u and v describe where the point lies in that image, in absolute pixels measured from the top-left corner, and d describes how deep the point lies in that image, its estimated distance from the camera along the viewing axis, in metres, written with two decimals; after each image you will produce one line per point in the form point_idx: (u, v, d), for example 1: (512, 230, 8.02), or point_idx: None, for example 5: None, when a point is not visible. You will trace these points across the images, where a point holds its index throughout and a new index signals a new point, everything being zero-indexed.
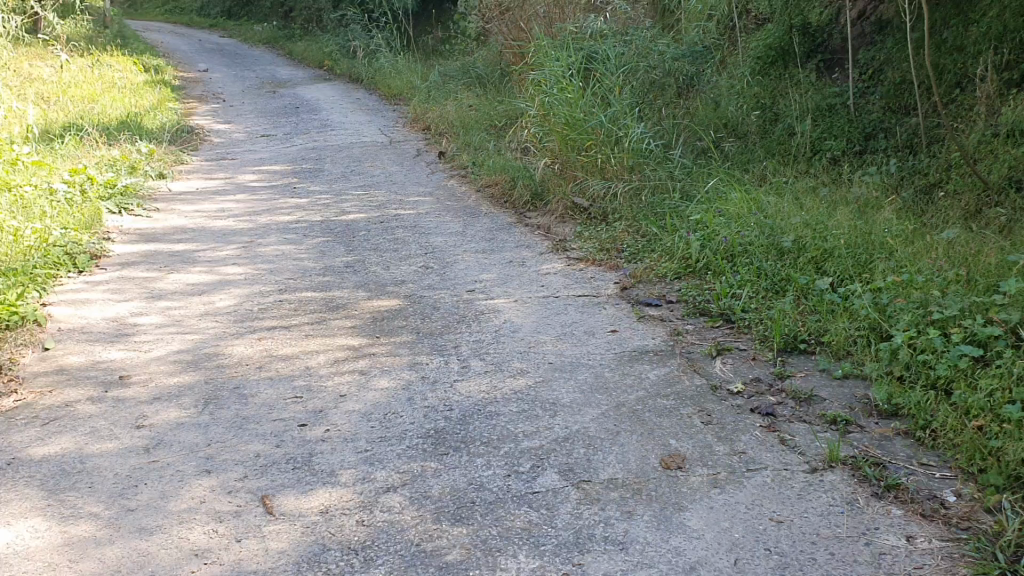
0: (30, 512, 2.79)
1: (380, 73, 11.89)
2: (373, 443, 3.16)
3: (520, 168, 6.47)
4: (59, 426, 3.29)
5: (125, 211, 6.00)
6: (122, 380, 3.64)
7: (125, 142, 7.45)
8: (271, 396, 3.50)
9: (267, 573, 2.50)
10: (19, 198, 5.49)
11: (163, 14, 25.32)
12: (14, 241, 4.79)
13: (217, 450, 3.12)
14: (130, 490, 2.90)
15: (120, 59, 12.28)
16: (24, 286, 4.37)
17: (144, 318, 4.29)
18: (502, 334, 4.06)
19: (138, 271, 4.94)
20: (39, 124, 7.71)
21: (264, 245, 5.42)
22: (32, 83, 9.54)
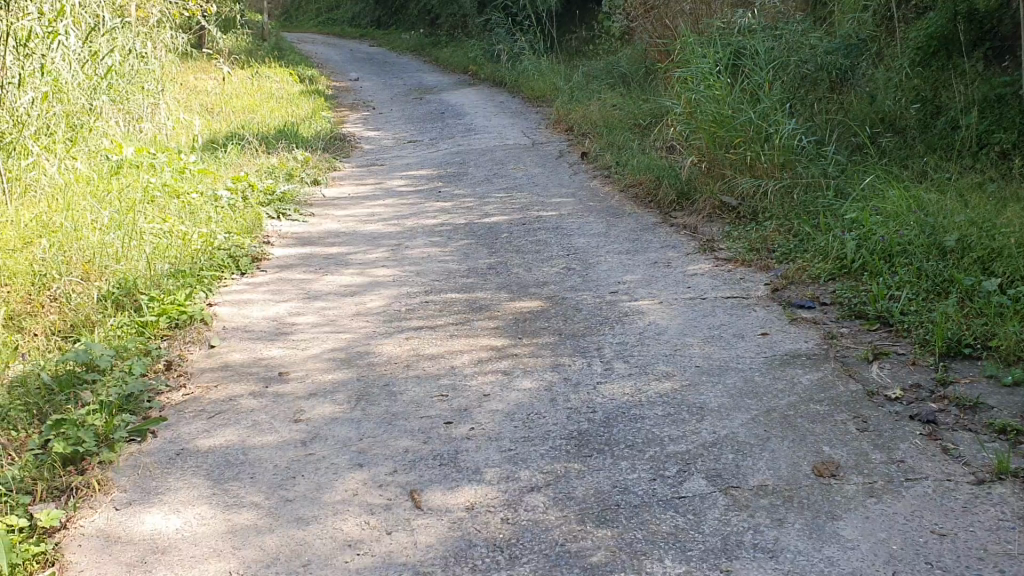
0: (198, 499, 2.96)
1: (524, 75, 11.99)
2: (518, 442, 3.18)
3: (665, 168, 6.40)
4: (224, 419, 3.48)
5: (283, 216, 6.29)
6: (281, 376, 3.81)
7: (283, 151, 7.81)
8: (417, 394, 3.59)
9: (416, 566, 2.56)
10: (187, 204, 5.83)
11: (317, 27, 26.40)
12: (184, 244, 5.10)
13: (368, 445, 3.22)
14: (289, 481, 3.03)
15: (277, 71, 12.89)
16: (192, 287, 4.64)
17: (301, 317, 4.47)
18: (647, 336, 4.02)
19: (296, 273, 5.16)
20: (205, 133, 8.18)
21: (411, 248, 5.56)
22: (198, 96, 10.13)
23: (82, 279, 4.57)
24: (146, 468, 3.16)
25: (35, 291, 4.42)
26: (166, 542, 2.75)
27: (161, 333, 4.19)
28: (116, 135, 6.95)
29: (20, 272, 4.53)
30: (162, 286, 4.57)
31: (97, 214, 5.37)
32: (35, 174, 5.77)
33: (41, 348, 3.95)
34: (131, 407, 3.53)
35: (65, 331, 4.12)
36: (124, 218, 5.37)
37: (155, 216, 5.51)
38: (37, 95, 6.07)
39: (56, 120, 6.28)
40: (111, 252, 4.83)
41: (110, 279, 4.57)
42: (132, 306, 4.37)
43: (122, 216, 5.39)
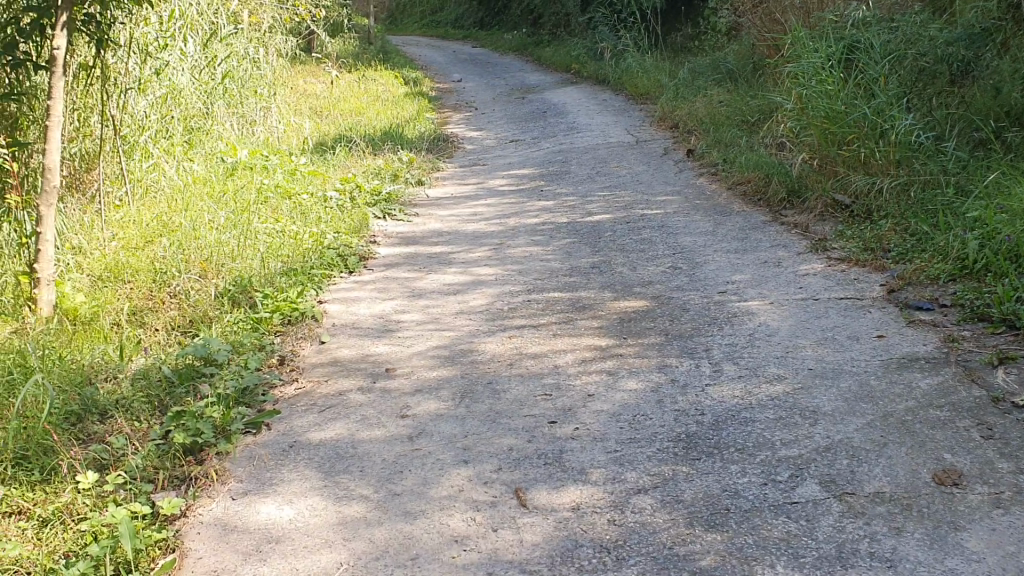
0: (309, 491, 3.03)
1: (628, 73, 11.90)
2: (623, 443, 3.16)
3: (774, 165, 6.26)
4: (334, 413, 3.56)
5: (388, 216, 6.38)
6: (388, 373, 3.88)
7: (389, 151, 7.95)
8: (522, 393, 3.59)
9: (522, 565, 2.56)
10: (298, 205, 5.99)
11: (420, 29, 26.77)
12: (295, 244, 5.25)
13: (473, 442, 3.24)
14: (396, 475, 3.08)
15: (383, 74, 13.12)
16: (303, 285, 4.76)
17: (406, 315, 4.54)
18: (756, 337, 3.93)
19: (401, 272, 5.24)
20: (314, 135, 8.39)
21: (514, 247, 5.59)
22: (307, 99, 10.41)
23: (199, 276, 4.73)
24: (261, 459, 3.26)
25: (156, 288, 4.60)
26: (280, 531, 2.83)
27: (274, 328, 4.31)
28: (230, 137, 7.19)
29: (142, 270, 4.72)
30: (275, 283, 4.70)
31: (214, 214, 5.57)
32: (156, 176, 6.01)
33: (162, 342, 4.12)
34: (246, 400, 3.64)
35: (183, 326, 4.29)
36: (239, 218, 5.55)
37: (268, 216, 5.69)
38: (156, 99, 6.32)
39: (173, 124, 6.53)
40: (227, 251, 4.99)
41: (226, 277, 4.73)
42: (247, 303, 4.51)
43: (237, 216, 5.58)
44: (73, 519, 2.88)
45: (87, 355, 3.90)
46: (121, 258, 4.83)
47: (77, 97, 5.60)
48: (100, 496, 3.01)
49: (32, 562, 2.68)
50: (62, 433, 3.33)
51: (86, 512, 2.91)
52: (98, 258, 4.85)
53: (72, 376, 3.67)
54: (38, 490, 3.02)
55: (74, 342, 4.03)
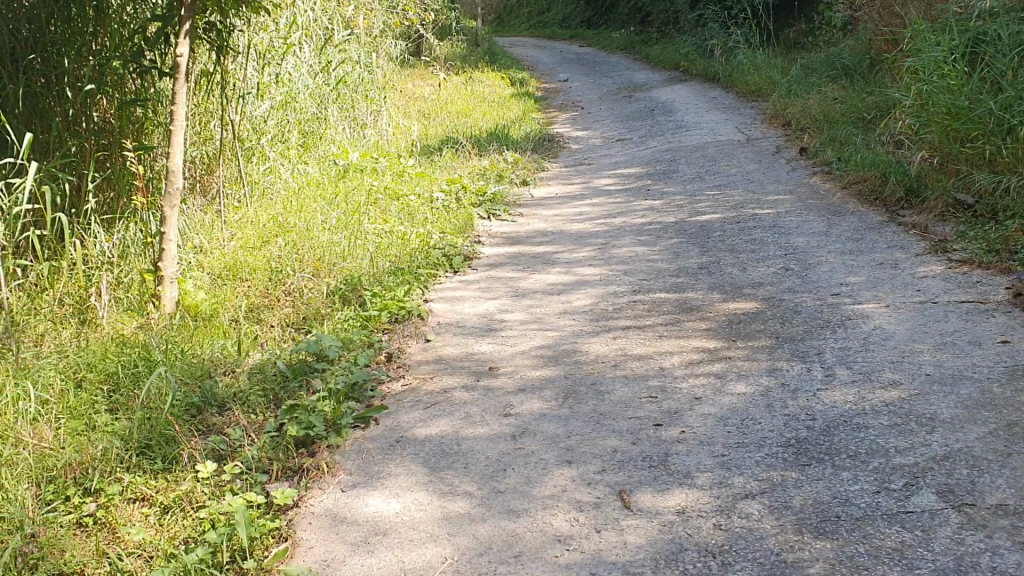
0: (415, 486, 3.09)
1: (737, 70, 11.68)
2: (731, 447, 3.11)
3: (891, 163, 6.05)
4: (438, 409, 3.61)
5: (493, 216, 6.42)
6: (492, 371, 3.92)
7: (495, 152, 8.01)
8: (626, 395, 3.57)
9: (626, 566, 2.55)
10: (406, 206, 6.11)
11: (527, 30, 26.88)
12: (402, 244, 5.36)
13: (577, 443, 3.24)
14: (500, 473, 3.10)
15: (490, 75, 13.24)
16: (410, 283, 4.85)
17: (510, 315, 4.57)
18: (871, 341, 3.81)
19: (505, 271, 5.27)
20: (421, 137, 8.54)
21: (619, 247, 5.56)
22: (416, 101, 10.59)
23: (312, 275, 4.88)
24: (369, 453, 3.33)
25: (271, 286, 4.76)
26: (387, 524, 2.89)
27: (382, 325, 4.40)
28: (342, 141, 7.40)
29: (259, 269, 4.90)
30: (383, 283, 4.81)
31: (326, 215, 5.73)
32: (271, 179, 6.22)
33: (277, 339, 4.26)
34: (356, 395, 3.74)
35: (297, 323, 4.42)
36: (350, 219, 5.71)
37: (377, 217, 5.82)
38: (274, 104, 6.54)
39: (288, 128, 6.74)
40: (338, 251, 5.14)
41: (337, 276, 4.86)
42: (356, 302, 4.62)
43: (348, 217, 5.73)
44: (192, 506, 3.02)
45: (206, 350, 4.06)
46: (239, 257, 5.02)
47: (200, 103, 5.83)
48: (218, 485, 3.13)
49: (154, 547, 2.81)
50: (183, 423, 3.48)
51: (205, 500, 3.04)
52: (218, 257, 5.04)
53: (193, 369, 3.83)
54: (161, 478, 3.17)
55: (195, 336, 4.20)
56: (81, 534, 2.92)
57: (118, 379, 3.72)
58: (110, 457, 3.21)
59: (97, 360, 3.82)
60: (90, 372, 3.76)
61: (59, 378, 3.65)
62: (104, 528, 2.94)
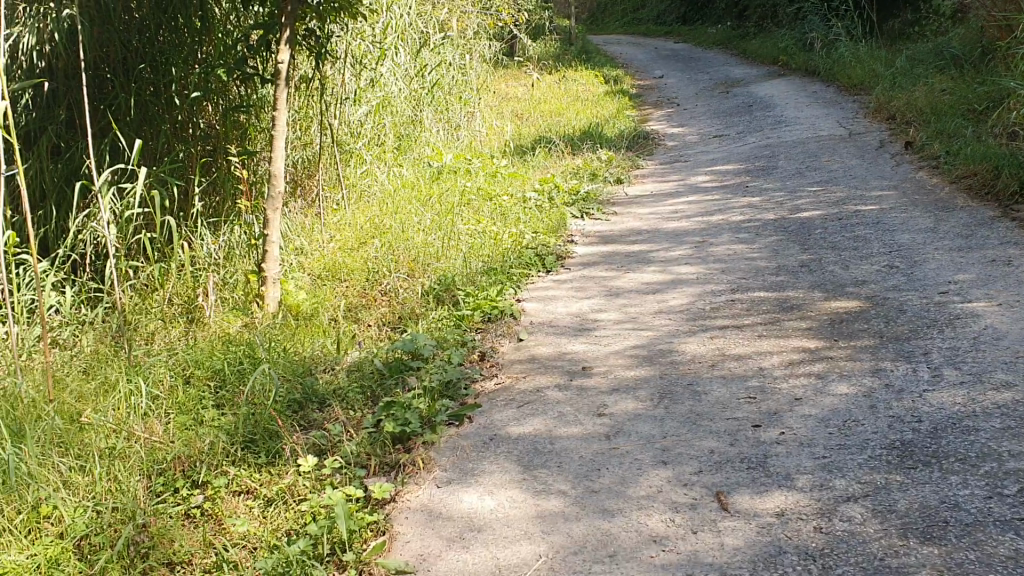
0: (509, 483, 3.11)
1: (838, 63, 11.36)
2: (832, 450, 3.02)
3: (1004, 156, 5.79)
4: (531, 408, 3.62)
5: (586, 215, 6.39)
6: (585, 371, 3.91)
7: (589, 150, 7.98)
8: (723, 395, 3.52)
9: (724, 568, 2.51)
10: (499, 206, 6.15)
11: (622, 28, 26.72)
12: (495, 244, 5.40)
13: (673, 444, 3.21)
14: (594, 473, 3.09)
15: (582, 73, 13.20)
16: (503, 283, 4.88)
17: (604, 314, 4.55)
18: (983, 341, 3.65)
19: (598, 270, 5.25)
20: (514, 137, 8.58)
21: (716, 245, 5.47)
22: (510, 101, 10.64)
23: (407, 275, 4.96)
24: (464, 451, 3.37)
25: (368, 286, 4.86)
26: (481, 521, 2.91)
27: (475, 325, 4.43)
28: (437, 143, 7.50)
29: (356, 270, 5.00)
30: (476, 283, 4.84)
31: (421, 217, 5.81)
32: (368, 181, 6.34)
33: (374, 337, 4.35)
34: (450, 393, 3.77)
35: (393, 322, 4.50)
36: (443, 220, 5.77)
37: (470, 218, 5.88)
38: (371, 108, 6.67)
39: (384, 131, 6.87)
40: (432, 252, 5.21)
41: (431, 276, 4.92)
42: (450, 301, 4.67)
43: (442, 218, 5.80)
44: (293, 499, 3.10)
45: (307, 349, 4.17)
46: (338, 258, 5.14)
47: (300, 108, 5.99)
48: (319, 478, 3.21)
49: (258, 539, 2.90)
50: (285, 419, 3.58)
51: (306, 494, 3.12)
52: (317, 259, 5.17)
53: (294, 367, 3.93)
54: (264, 471, 3.26)
55: (296, 335, 4.31)
56: (189, 525, 3.02)
57: (224, 376, 3.85)
58: (216, 451, 3.33)
59: (205, 357, 3.96)
60: (198, 369, 3.90)
61: (169, 374, 3.79)
62: (211, 519, 3.04)
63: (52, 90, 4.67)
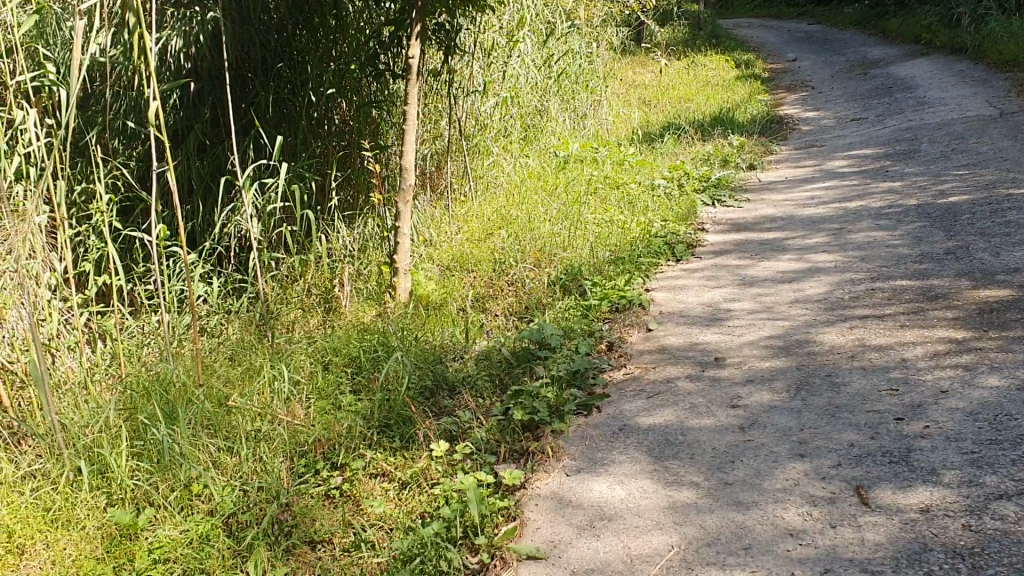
0: (641, 474, 3.09)
1: (988, 40, 10.76)
2: (982, 445, 2.88)
3: None
4: (662, 399, 3.59)
5: (718, 202, 6.26)
6: (718, 362, 3.84)
7: (719, 137, 7.82)
8: (864, 387, 3.40)
9: (865, 564, 2.43)
10: (627, 194, 6.11)
11: (752, 11, 26.08)
12: (623, 233, 5.37)
13: (810, 436, 3.12)
14: (727, 465, 3.04)
15: (712, 58, 12.94)
16: (632, 273, 4.84)
17: (736, 304, 4.46)
18: None
19: (730, 259, 5.14)
20: (642, 124, 8.49)
21: (855, 232, 5.28)
22: (637, 89, 10.53)
23: (534, 265, 4.98)
24: (593, 440, 3.36)
25: (496, 276, 4.90)
26: (613, 510, 2.91)
27: (603, 315, 4.41)
28: (564, 132, 7.51)
29: (484, 260, 5.07)
30: (604, 272, 4.83)
31: (548, 207, 5.82)
32: (496, 172, 6.41)
33: (502, 327, 4.40)
34: (578, 382, 3.77)
35: (521, 312, 4.54)
36: (570, 209, 5.78)
37: (598, 207, 5.86)
38: (498, 100, 6.74)
39: (511, 123, 6.93)
40: (559, 241, 5.22)
41: (558, 266, 4.94)
42: (577, 291, 4.66)
43: (569, 207, 5.80)
44: (427, 483, 3.17)
45: (438, 336, 4.25)
46: (466, 248, 5.22)
47: (430, 101, 6.10)
48: (450, 463, 3.28)
49: (394, 520, 2.98)
50: (418, 405, 3.66)
51: (439, 478, 3.19)
52: (446, 249, 5.26)
53: (426, 354, 4.01)
54: (398, 455, 3.35)
55: (427, 324, 4.40)
56: (330, 505, 3.14)
57: (360, 362, 3.97)
58: (354, 435, 3.44)
59: (342, 345, 4.09)
60: (336, 356, 4.03)
61: (309, 361, 3.94)
62: (350, 500, 3.15)
63: (197, 90, 4.89)
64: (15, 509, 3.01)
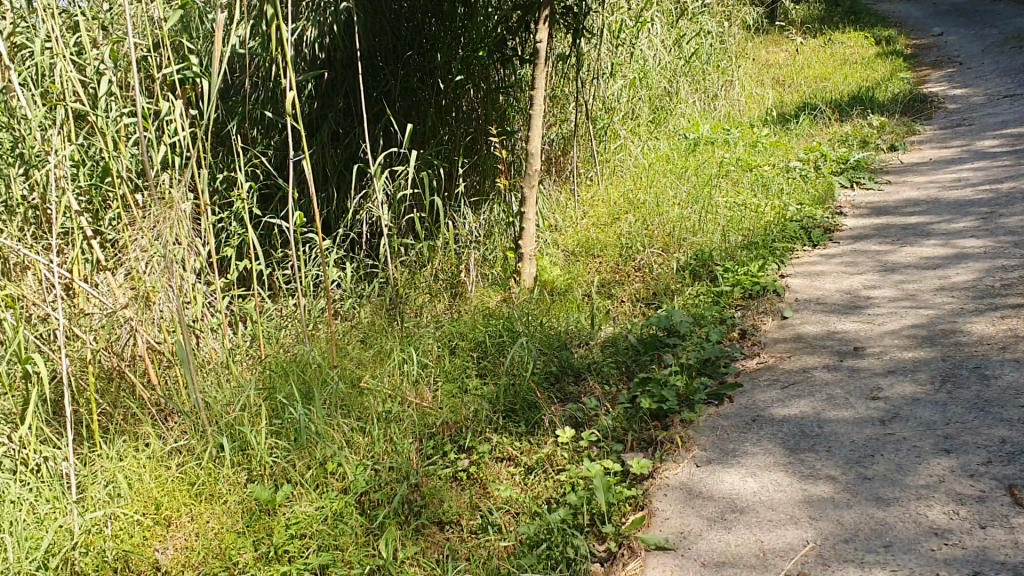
0: (774, 466, 2.99)
1: None
2: None
3: None
4: (797, 390, 3.47)
5: (857, 184, 6.00)
6: (856, 351, 3.68)
7: (858, 117, 7.49)
8: (1017, 380, 3.19)
9: (1018, 568, 2.28)
10: (760, 176, 5.93)
11: None
12: (756, 217, 5.21)
13: (957, 431, 2.95)
14: (867, 459, 2.91)
15: (850, 35, 12.41)
16: (765, 258, 4.68)
17: (877, 291, 4.27)
18: None
19: (871, 244, 4.92)
20: (775, 103, 8.22)
21: (1007, 216, 4.97)
22: (770, 69, 10.20)
23: (662, 251, 4.90)
24: (724, 431, 3.28)
25: (623, 262, 4.84)
26: (744, 502, 2.83)
27: (735, 301, 4.28)
28: (693, 114, 7.36)
29: (611, 245, 5.02)
30: (736, 258, 4.69)
31: (676, 191, 5.71)
32: (623, 156, 6.32)
33: (629, 313, 4.34)
34: (708, 371, 3.68)
35: (649, 298, 4.47)
36: (700, 192, 5.65)
37: (729, 190, 5.72)
38: (626, 82, 6.65)
39: (639, 106, 6.83)
40: (688, 225, 5.11)
41: (687, 251, 4.83)
42: (708, 277, 4.55)
43: (699, 191, 5.67)
44: (553, 469, 3.17)
45: (564, 322, 4.23)
46: (592, 234, 5.18)
47: (557, 85, 6.07)
48: (577, 450, 3.26)
49: (521, 504, 2.99)
50: (545, 391, 3.66)
51: (565, 464, 3.18)
52: (572, 235, 5.24)
53: (552, 339, 3.99)
54: (524, 440, 3.35)
55: (553, 309, 4.38)
56: (457, 487, 3.17)
57: (486, 347, 3.99)
58: (481, 419, 3.47)
59: (468, 330, 4.11)
60: (462, 340, 4.06)
61: (436, 345, 3.99)
62: (476, 483, 3.18)
63: (331, 80, 5.01)
64: (163, 482, 3.15)
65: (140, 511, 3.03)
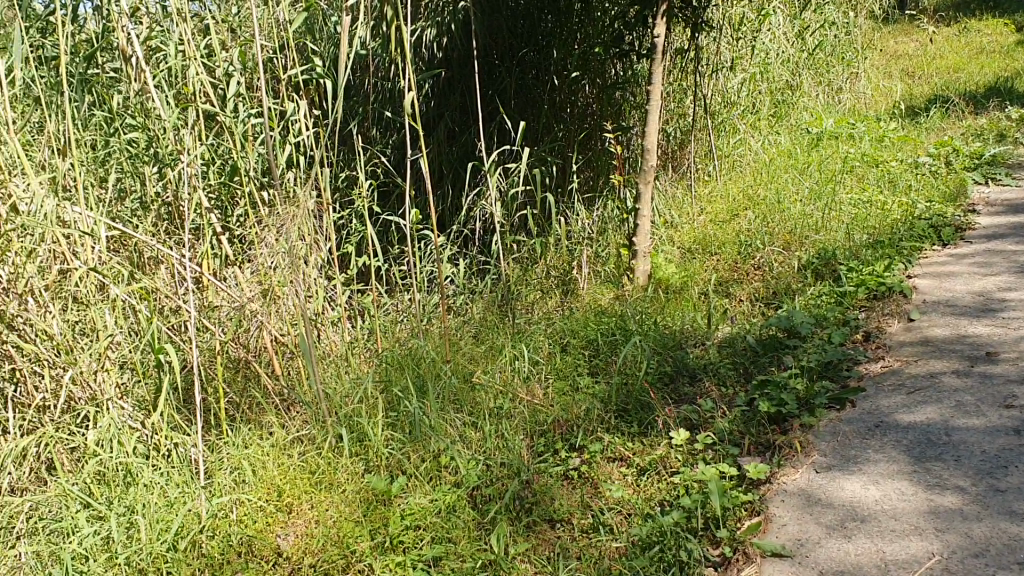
0: (898, 474, 2.87)
1: None
2: None
3: None
4: (924, 396, 3.32)
5: (992, 180, 5.70)
6: (989, 357, 3.50)
7: (995, 109, 7.11)
8: None
9: None
10: (886, 172, 5.70)
11: None
12: (882, 215, 5.01)
13: None
14: (999, 471, 2.77)
15: (986, 22, 11.80)
16: (892, 257, 4.50)
17: (1013, 294, 4.05)
18: None
19: (1007, 244, 4.67)
20: (904, 95, 7.89)
21: None
22: (900, 59, 9.78)
23: (783, 249, 4.76)
24: (845, 436, 3.17)
25: (741, 259, 4.73)
26: (866, 511, 2.73)
27: (859, 302, 4.13)
28: (816, 107, 7.13)
29: (728, 242, 4.91)
30: (861, 257, 4.52)
31: (798, 187, 5.54)
32: (742, 151, 6.18)
33: (747, 313, 4.24)
34: (829, 374, 3.56)
35: (767, 297, 4.35)
36: (823, 188, 5.47)
37: (853, 187, 5.52)
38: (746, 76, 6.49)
39: (760, 99, 6.66)
40: (810, 223, 4.96)
41: (809, 250, 4.69)
42: (830, 277, 4.40)
43: (822, 187, 5.49)
44: (667, 471, 3.13)
45: (679, 321, 4.16)
46: (709, 231, 5.08)
47: (675, 80, 5.98)
48: (691, 452, 3.21)
49: (633, 505, 2.97)
50: (658, 391, 3.61)
51: (678, 466, 3.13)
52: (688, 232, 5.15)
53: (666, 339, 3.94)
54: (637, 441, 3.32)
55: (668, 308, 4.32)
56: (568, 485, 3.17)
57: (598, 346, 3.97)
58: (592, 418, 3.45)
59: (581, 327, 4.10)
60: (574, 338, 4.05)
61: (548, 342, 3.99)
62: (588, 482, 3.16)
63: (448, 78, 5.08)
64: (285, 470, 3.25)
65: (264, 498, 3.14)
